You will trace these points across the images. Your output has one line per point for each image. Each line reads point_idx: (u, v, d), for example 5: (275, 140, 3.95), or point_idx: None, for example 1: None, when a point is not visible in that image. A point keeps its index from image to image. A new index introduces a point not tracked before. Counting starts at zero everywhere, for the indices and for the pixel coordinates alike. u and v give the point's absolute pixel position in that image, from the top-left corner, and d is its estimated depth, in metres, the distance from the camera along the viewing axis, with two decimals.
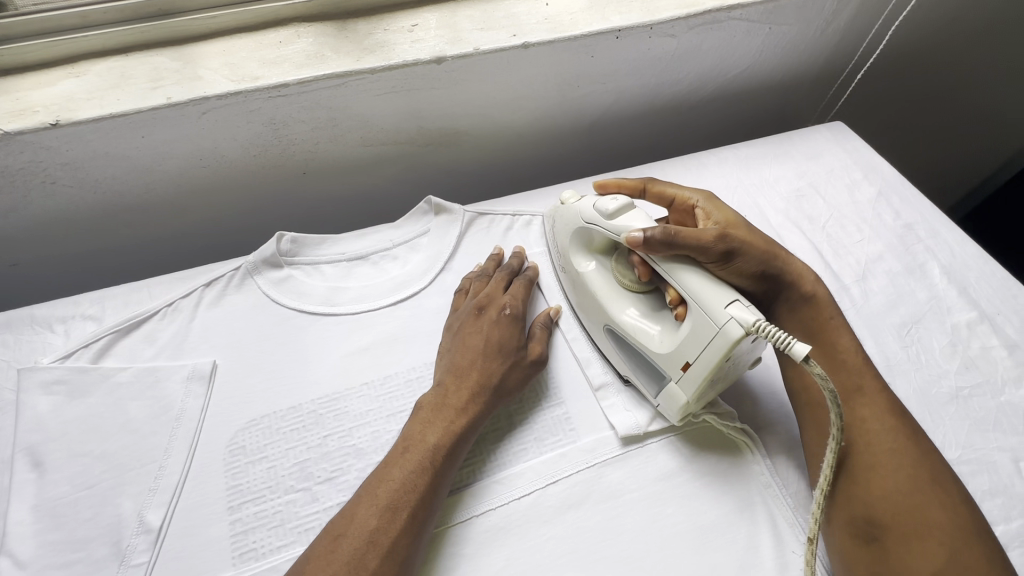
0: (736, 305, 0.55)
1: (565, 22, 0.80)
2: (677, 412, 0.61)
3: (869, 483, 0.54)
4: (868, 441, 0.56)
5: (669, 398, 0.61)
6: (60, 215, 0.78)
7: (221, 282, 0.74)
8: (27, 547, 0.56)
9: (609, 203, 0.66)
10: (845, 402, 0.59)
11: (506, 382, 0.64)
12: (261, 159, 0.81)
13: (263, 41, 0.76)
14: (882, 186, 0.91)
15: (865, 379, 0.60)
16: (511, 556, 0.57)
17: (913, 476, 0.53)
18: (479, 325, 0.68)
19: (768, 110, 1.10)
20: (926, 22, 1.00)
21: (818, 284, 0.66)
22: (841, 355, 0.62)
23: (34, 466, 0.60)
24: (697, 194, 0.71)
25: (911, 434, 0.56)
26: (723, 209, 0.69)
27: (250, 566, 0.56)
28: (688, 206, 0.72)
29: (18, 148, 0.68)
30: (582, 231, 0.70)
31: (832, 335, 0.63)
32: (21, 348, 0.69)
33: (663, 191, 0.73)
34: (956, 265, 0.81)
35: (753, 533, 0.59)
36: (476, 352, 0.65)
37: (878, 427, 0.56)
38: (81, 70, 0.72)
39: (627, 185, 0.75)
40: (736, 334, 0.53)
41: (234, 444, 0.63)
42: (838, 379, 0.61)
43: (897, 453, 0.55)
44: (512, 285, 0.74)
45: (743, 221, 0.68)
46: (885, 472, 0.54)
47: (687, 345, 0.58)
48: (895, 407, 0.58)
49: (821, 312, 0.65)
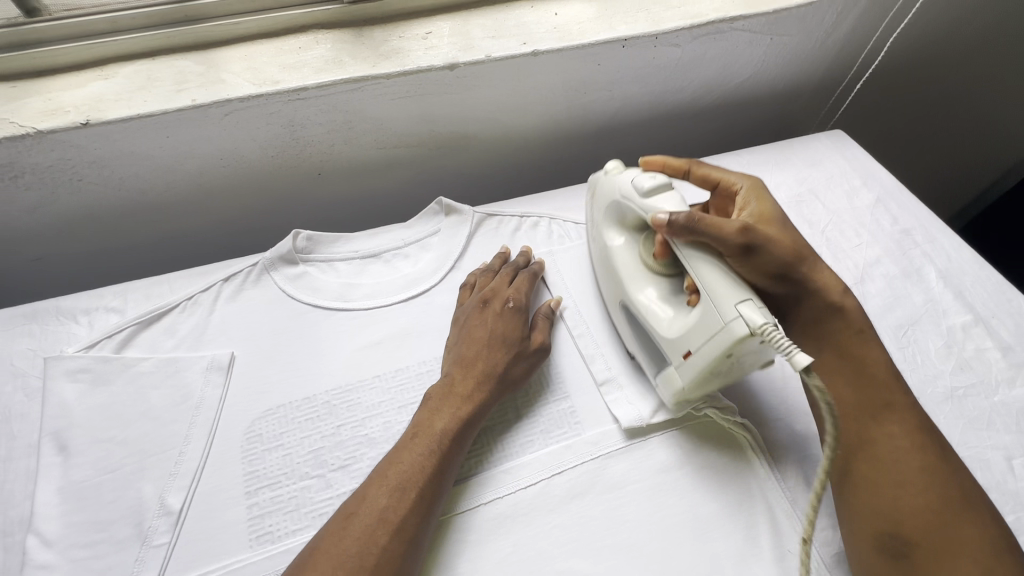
0: (748, 305, 0.55)
1: (573, 31, 0.83)
2: (671, 394, 0.64)
3: (898, 499, 0.56)
4: (898, 458, 0.57)
5: (667, 380, 0.64)
6: (84, 211, 0.81)
7: (239, 277, 0.77)
8: (53, 527, 0.58)
9: (647, 180, 0.67)
10: (875, 417, 0.60)
11: (510, 372, 0.67)
12: (279, 159, 0.84)
13: (283, 47, 0.79)
14: (880, 192, 0.93)
15: (894, 395, 0.61)
16: (517, 543, 0.59)
17: (942, 496, 0.55)
18: (484, 318, 0.71)
19: (770, 118, 1.13)
20: (923, 36, 1.03)
21: (845, 295, 0.67)
22: (870, 369, 0.63)
23: (59, 450, 0.62)
24: (743, 180, 0.74)
25: (938, 450, 0.58)
26: (761, 202, 0.71)
27: (267, 549, 0.58)
28: (731, 191, 0.74)
29: (49, 146, 0.71)
30: (616, 205, 0.72)
31: (860, 348, 0.65)
32: (47, 338, 0.72)
33: (708, 175, 0.74)
34: (952, 269, 0.83)
35: (752, 523, 0.61)
36: (481, 343, 0.68)
37: (908, 445, 0.58)
38: (110, 73, 0.75)
39: (671, 165, 0.75)
40: (740, 332, 0.54)
41: (252, 431, 0.65)
42: (867, 393, 0.62)
43: (925, 471, 0.56)
44: (521, 278, 0.76)
45: (779, 217, 0.70)
46: (913, 489, 0.56)
47: (691, 335, 0.60)
48: (923, 424, 0.60)
49: (849, 321, 0.66)
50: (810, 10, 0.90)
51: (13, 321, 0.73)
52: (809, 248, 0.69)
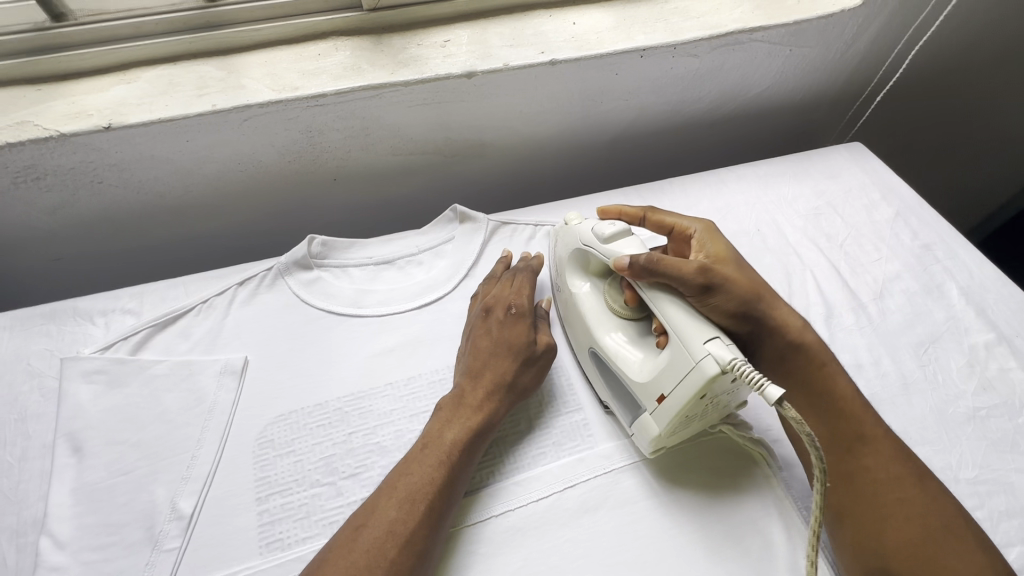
0: (715, 341, 0.54)
1: (591, 40, 0.83)
2: (649, 443, 0.61)
3: (880, 533, 0.55)
4: (878, 491, 0.57)
5: (641, 428, 0.61)
6: (103, 212, 0.82)
7: (254, 281, 0.77)
8: (65, 528, 0.58)
9: (607, 227, 0.66)
10: (850, 450, 0.60)
11: (519, 380, 0.66)
12: (295, 165, 0.85)
13: (304, 53, 0.80)
14: (900, 207, 0.92)
15: (866, 425, 0.60)
16: (528, 557, 0.58)
17: (925, 525, 0.54)
18: (487, 327, 0.70)
19: (786, 129, 1.12)
20: (943, 49, 1.02)
21: (806, 331, 0.65)
22: (839, 403, 0.62)
23: (73, 451, 0.63)
24: (696, 224, 0.72)
25: (918, 478, 0.57)
26: (717, 243, 0.70)
27: (277, 556, 0.58)
28: (686, 235, 0.73)
29: (72, 149, 0.72)
30: (580, 253, 0.72)
31: (826, 381, 0.63)
32: (64, 339, 0.72)
33: (663, 220, 0.73)
34: (974, 286, 0.82)
35: (767, 544, 0.60)
36: (487, 353, 0.67)
37: (886, 476, 0.57)
38: (132, 77, 0.76)
39: (629, 213, 0.76)
40: (711, 370, 0.53)
41: (263, 437, 0.65)
42: (837, 428, 0.61)
43: (908, 502, 0.55)
44: (524, 283, 0.75)
45: (735, 257, 0.69)
46: (896, 522, 0.55)
47: (663, 378, 0.58)
48: (901, 453, 0.59)
49: (813, 358, 0.64)
50: (830, 22, 0.89)
51: (32, 320, 0.74)
52: (767, 284, 0.67)
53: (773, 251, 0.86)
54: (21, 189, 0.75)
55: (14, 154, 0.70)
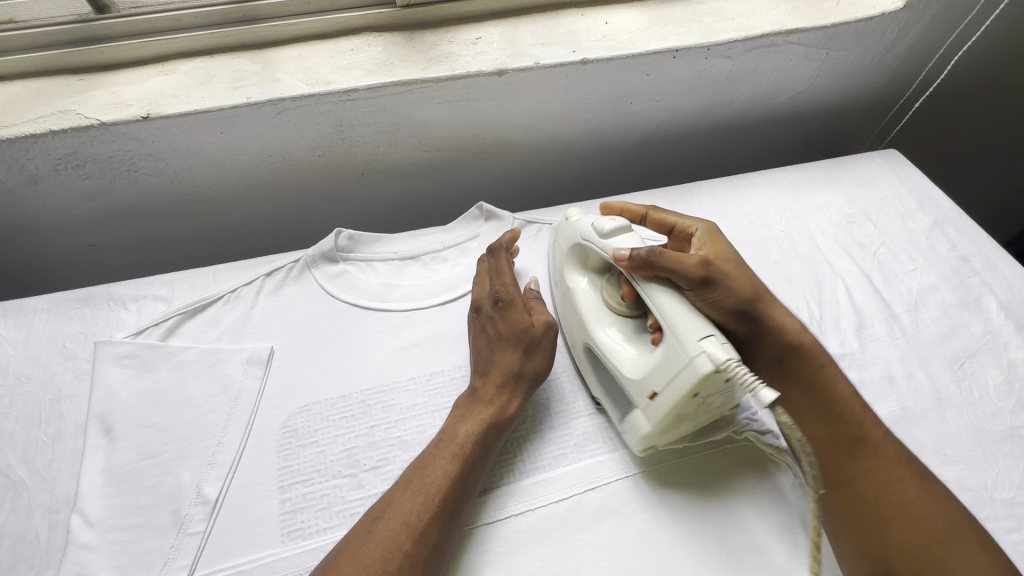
0: (710, 339, 0.54)
1: (623, 40, 0.82)
2: (638, 440, 0.60)
3: (885, 537, 0.54)
4: (880, 494, 0.56)
5: (633, 424, 0.60)
6: (139, 200, 0.84)
7: (281, 273, 0.78)
8: (95, 507, 0.60)
9: (607, 222, 0.65)
10: (850, 454, 0.59)
11: (526, 368, 0.65)
12: (325, 158, 0.85)
13: (336, 49, 0.80)
14: (936, 216, 0.89)
15: (866, 426, 0.59)
16: (548, 558, 0.58)
17: (927, 526, 0.53)
18: (481, 326, 0.69)
19: (818, 134, 1.10)
20: (986, 55, 0.99)
21: (803, 331, 0.64)
22: (836, 405, 0.60)
23: (104, 433, 0.64)
24: (699, 224, 0.71)
25: (920, 478, 0.56)
26: (717, 243, 0.69)
27: (297, 544, 0.58)
28: (687, 233, 0.72)
29: (111, 138, 0.74)
30: (578, 248, 0.71)
31: (825, 379, 0.62)
32: (97, 322, 0.74)
33: (663, 219, 0.73)
34: (1014, 301, 0.79)
35: (791, 555, 0.59)
36: (489, 350, 0.67)
37: (888, 478, 0.56)
38: (170, 69, 0.78)
39: (630, 209, 0.75)
40: (705, 369, 0.52)
41: (287, 427, 0.66)
42: (837, 431, 0.60)
43: (910, 504, 0.54)
44: (504, 269, 0.73)
45: (736, 257, 0.68)
46: (901, 525, 0.53)
47: (656, 373, 0.57)
48: (901, 453, 0.58)
49: (811, 356, 0.63)
50: (869, 25, 0.87)
51: (68, 304, 0.76)
52: (765, 285, 0.66)
53: (803, 259, 0.84)
54: (62, 175, 0.77)
55: (56, 141, 0.72)
